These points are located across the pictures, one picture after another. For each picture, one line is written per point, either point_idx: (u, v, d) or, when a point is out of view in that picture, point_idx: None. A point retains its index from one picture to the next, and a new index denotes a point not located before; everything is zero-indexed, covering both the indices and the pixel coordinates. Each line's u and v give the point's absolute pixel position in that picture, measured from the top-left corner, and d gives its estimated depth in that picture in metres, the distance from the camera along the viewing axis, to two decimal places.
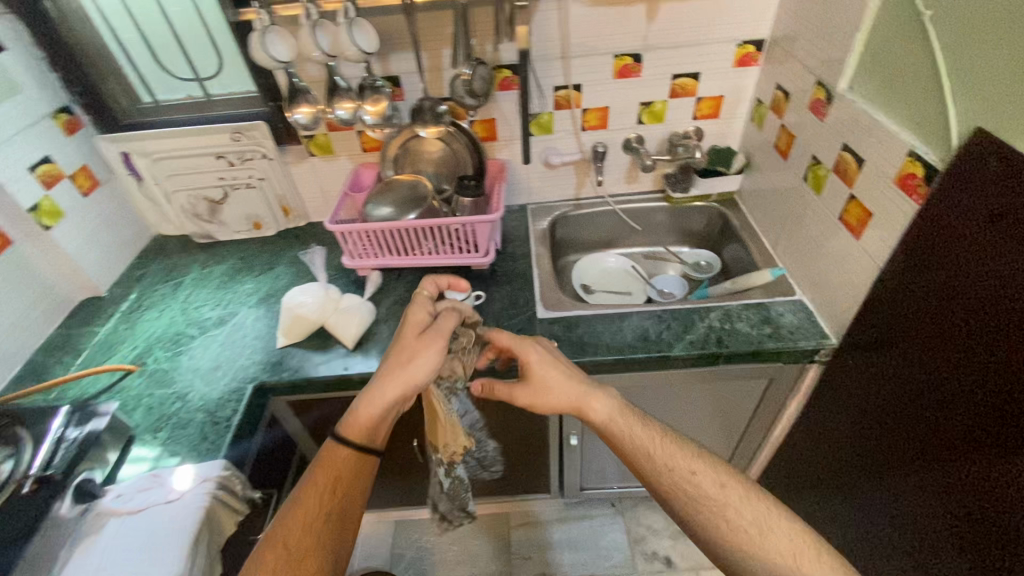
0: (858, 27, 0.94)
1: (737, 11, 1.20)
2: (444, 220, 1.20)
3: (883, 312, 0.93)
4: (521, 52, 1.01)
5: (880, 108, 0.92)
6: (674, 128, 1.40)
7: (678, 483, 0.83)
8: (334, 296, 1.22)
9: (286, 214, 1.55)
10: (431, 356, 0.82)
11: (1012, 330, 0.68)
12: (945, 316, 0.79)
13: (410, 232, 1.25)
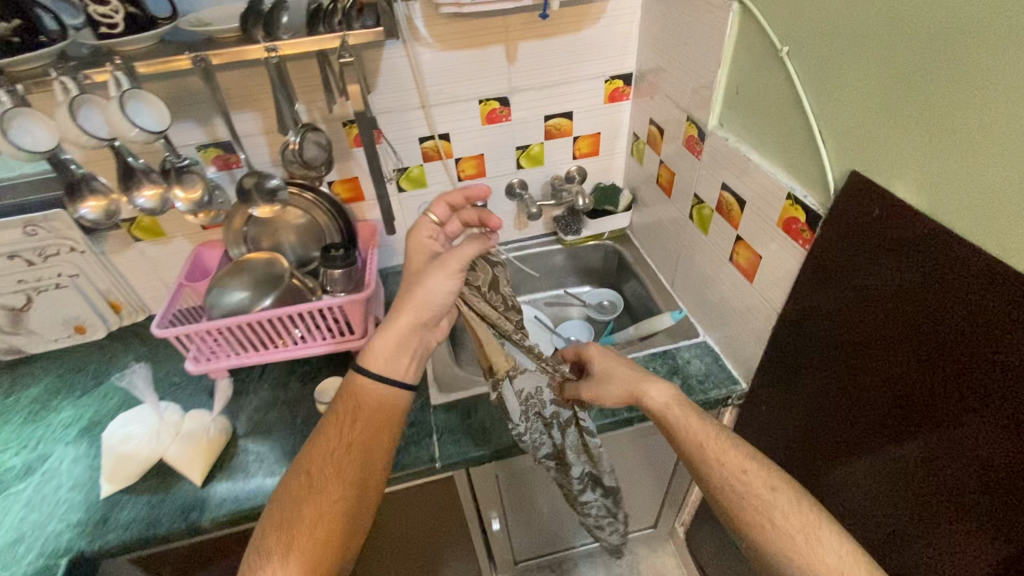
0: (716, 64, 0.89)
1: (600, 47, 1.14)
2: (308, 306, 1.01)
3: (785, 358, 0.88)
4: (363, 112, 0.87)
5: (752, 147, 0.87)
6: (556, 169, 1.33)
7: (727, 481, 0.75)
8: (173, 420, 0.98)
9: (117, 312, 1.27)
10: (437, 281, 0.81)
11: (918, 353, 0.63)
12: (846, 349, 0.74)
13: (268, 325, 1.04)
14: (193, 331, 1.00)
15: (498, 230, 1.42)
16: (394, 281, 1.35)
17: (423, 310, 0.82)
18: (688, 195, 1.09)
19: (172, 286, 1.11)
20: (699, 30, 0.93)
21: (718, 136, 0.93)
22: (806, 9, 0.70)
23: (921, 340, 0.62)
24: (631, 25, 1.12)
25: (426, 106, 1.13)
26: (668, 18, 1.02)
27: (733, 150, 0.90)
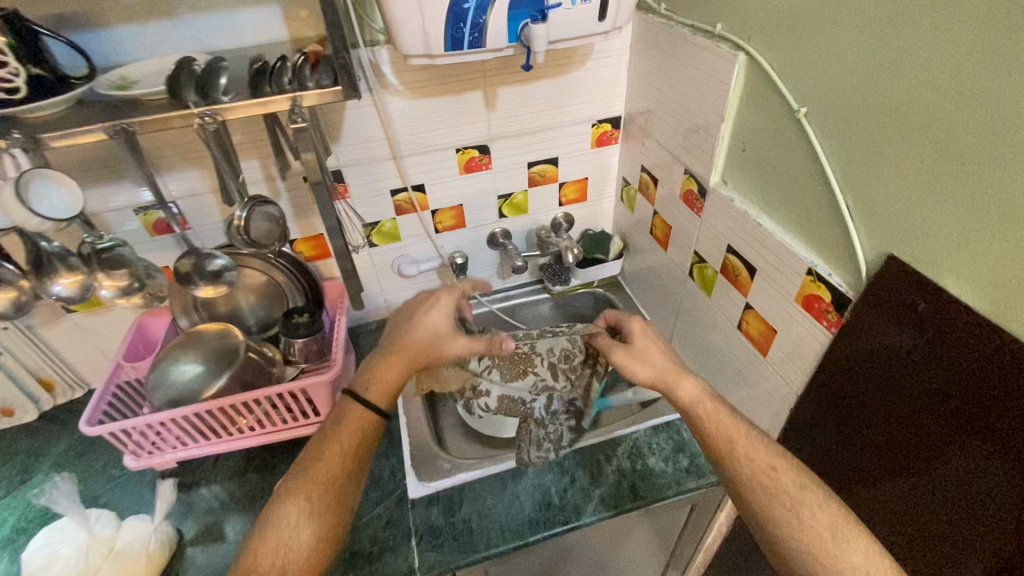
0: (719, 117, 0.81)
1: (586, 90, 1.05)
2: (265, 390, 0.89)
3: (817, 459, 0.76)
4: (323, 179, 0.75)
5: (761, 210, 0.78)
6: (542, 216, 1.23)
7: (755, 475, 0.67)
8: (104, 536, 0.83)
9: (48, 392, 1.11)
10: (434, 317, 0.83)
11: (991, 457, 0.52)
12: (895, 451, 0.63)
13: (221, 412, 0.92)
14: (132, 425, 0.87)
15: (479, 281, 1.30)
16: (366, 342, 1.23)
17: (420, 351, 0.81)
18: (688, 250, 1.00)
19: (108, 366, 0.97)
20: (696, 79, 0.85)
21: (721, 194, 0.85)
22: (826, 69, 0.62)
23: (985, 416, 0.52)
24: (619, 67, 1.04)
25: (397, 157, 1.02)
26: (660, 63, 0.94)
27: (741, 212, 0.81)
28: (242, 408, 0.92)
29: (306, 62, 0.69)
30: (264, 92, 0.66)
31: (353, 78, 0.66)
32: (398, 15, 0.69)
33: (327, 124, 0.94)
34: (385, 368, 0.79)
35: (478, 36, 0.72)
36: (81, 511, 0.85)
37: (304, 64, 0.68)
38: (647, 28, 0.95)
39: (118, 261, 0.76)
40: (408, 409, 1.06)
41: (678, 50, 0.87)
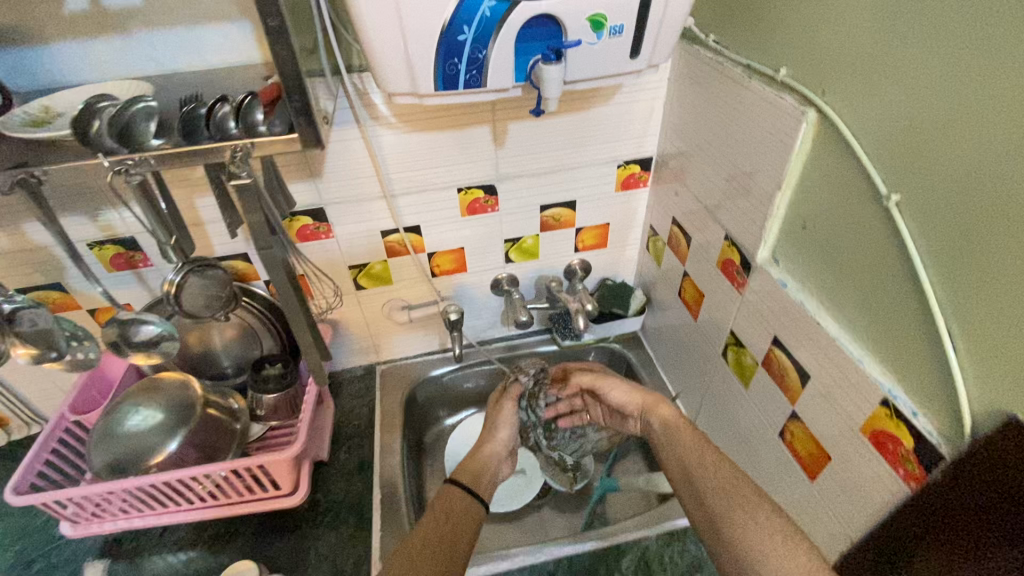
0: (774, 184, 0.65)
1: (613, 128, 0.90)
2: (213, 468, 0.77)
3: None
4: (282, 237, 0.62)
5: (822, 306, 0.62)
6: (554, 262, 1.08)
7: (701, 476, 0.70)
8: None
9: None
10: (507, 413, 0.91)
11: None
12: None
13: (167, 486, 0.80)
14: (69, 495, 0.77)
15: (480, 328, 1.16)
16: (350, 392, 1.10)
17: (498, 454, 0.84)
18: (722, 326, 0.84)
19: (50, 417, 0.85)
20: (748, 132, 0.69)
21: (770, 275, 0.69)
22: (936, 147, 0.46)
23: None
24: (653, 104, 0.89)
25: (389, 196, 0.89)
26: (703, 104, 0.78)
27: (795, 303, 0.65)
28: (195, 479, 0.81)
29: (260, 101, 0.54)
30: (199, 139, 0.53)
31: (312, 127, 0.53)
32: (376, 47, 0.55)
33: (307, 158, 0.81)
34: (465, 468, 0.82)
35: (475, 74, 0.58)
36: None
37: (253, 104, 0.54)
38: (690, 62, 0.79)
39: (38, 323, 0.66)
40: (386, 481, 0.93)
41: (728, 94, 0.72)
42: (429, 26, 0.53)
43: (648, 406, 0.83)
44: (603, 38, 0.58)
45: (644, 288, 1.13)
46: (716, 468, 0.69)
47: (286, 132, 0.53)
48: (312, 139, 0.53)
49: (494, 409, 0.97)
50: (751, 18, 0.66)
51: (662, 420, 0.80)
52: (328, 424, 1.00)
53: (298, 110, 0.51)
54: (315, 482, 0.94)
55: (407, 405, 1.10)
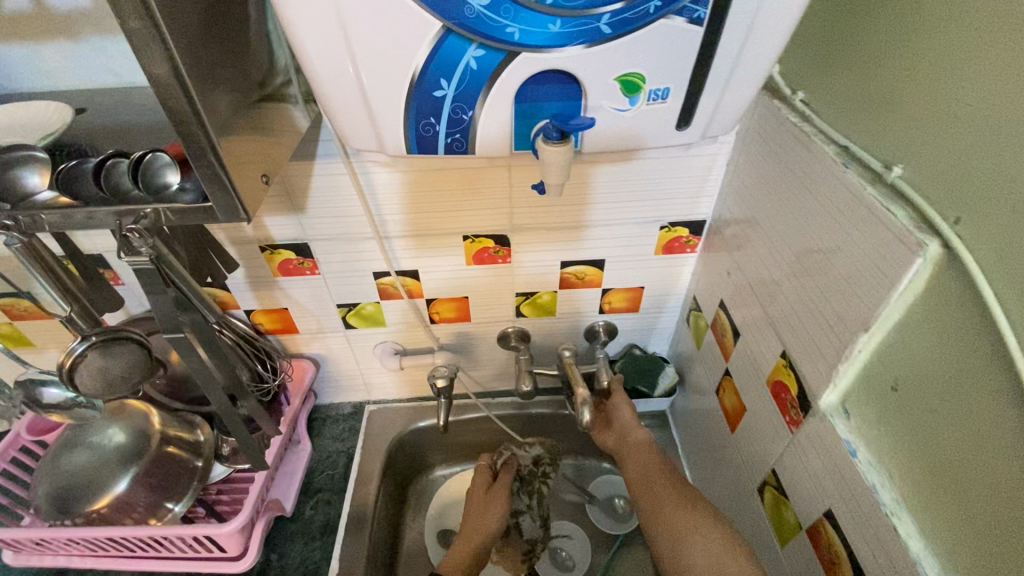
0: (860, 318, 0.47)
1: (661, 185, 0.72)
2: (171, 530, 0.72)
3: None
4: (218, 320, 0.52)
5: (903, 501, 0.45)
6: (574, 322, 0.92)
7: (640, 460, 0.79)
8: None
9: None
10: (497, 504, 0.88)
11: None
12: None
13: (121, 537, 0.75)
14: (10, 536, 0.74)
15: (484, 378, 1.03)
16: (332, 432, 1.01)
17: (478, 530, 0.85)
18: (763, 453, 0.67)
19: (6, 436, 0.84)
20: (834, 234, 0.50)
21: (834, 431, 0.51)
22: None
23: None
24: (714, 160, 0.70)
25: (383, 237, 0.76)
26: (777, 178, 0.60)
27: (865, 485, 0.47)
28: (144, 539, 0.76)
29: (154, 151, 0.44)
30: (86, 197, 0.43)
31: (228, 195, 0.41)
32: (328, 97, 0.43)
33: (288, 190, 0.69)
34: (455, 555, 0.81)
35: (459, 138, 0.45)
36: None
37: (160, 160, 0.43)
38: (768, 120, 0.60)
39: None
40: (345, 552, 0.84)
41: (812, 176, 0.53)
42: (392, 79, 0.41)
43: (625, 429, 0.83)
44: (637, 104, 0.44)
45: (679, 363, 0.95)
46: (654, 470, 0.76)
47: (200, 200, 0.42)
48: (231, 210, 0.42)
49: (478, 505, 0.89)
50: (859, 84, 0.48)
51: (634, 444, 0.81)
52: (300, 469, 0.91)
53: (208, 176, 0.41)
54: (273, 538, 0.86)
55: (392, 455, 0.99)
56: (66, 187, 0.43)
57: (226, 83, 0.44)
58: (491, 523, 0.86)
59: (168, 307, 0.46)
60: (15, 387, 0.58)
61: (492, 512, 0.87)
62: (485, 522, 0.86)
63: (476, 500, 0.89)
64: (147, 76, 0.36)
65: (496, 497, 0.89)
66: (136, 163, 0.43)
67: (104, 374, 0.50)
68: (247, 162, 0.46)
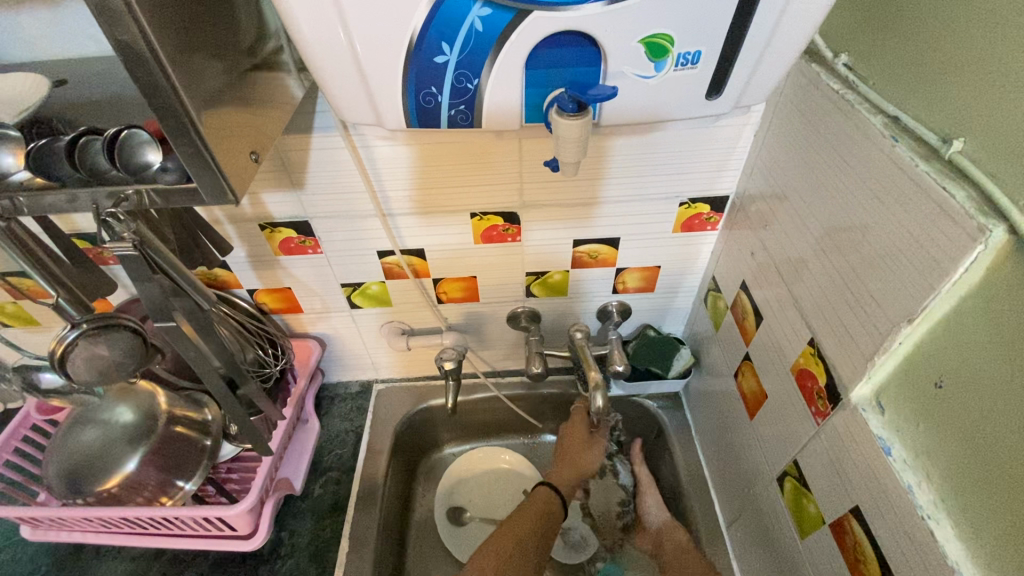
0: (904, 308, 0.43)
1: (683, 158, 0.68)
2: (182, 511, 0.72)
3: None
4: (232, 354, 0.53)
5: (941, 504, 0.42)
6: (587, 301, 0.89)
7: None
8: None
9: None
10: (596, 450, 0.90)
11: None
12: None
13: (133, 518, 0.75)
14: (27, 513, 0.74)
15: (494, 358, 1.00)
16: (340, 411, 0.99)
17: (577, 469, 0.87)
18: (785, 443, 0.64)
19: (17, 414, 0.84)
20: (876, 214, 0.46)
21: (866, 426, 0.48)
22: None
23: None
24: (742, 131, 0.65)
25: (386, 215, 0.73)
26: (812, 152, 0.55)
27: (899, 485, 0.44)
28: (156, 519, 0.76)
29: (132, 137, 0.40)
30: (61, 178, 0.39)
31: (214, 176, 0.39)
32: (318, 66, 0.39)
33: (286, 165, 0.66)
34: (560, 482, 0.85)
35: (463, 110, 0.41)
36: None
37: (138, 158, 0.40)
38: (806, 87, 0.55)
39: None
40: (354, 533, 0.83)
41: (854, 150, 0.48)
42: (388, 42, 0.37)
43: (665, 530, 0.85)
44: (664, 70, 0.40)
45: (695, 344, 0.92)
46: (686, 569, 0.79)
47: (183, 180, 0.39)
48: (218, 192, 0.39)
49: (580, 443, 0.90)
50: (918, 44, 0.43)
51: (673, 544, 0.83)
52: (309, 447, 0.90)
53: (189, 154, 0.37)
54: (283, 517, 0.86)
55: (401, 436, 0.98)
56: (37, 164, 0.39)
57: (208, 52, 0.40)
58: (591, 463, 0.89)
59: (158, 295, 0.43)
60: (14, 373, 0.59)
61: (593, 455, 0.89)
62: (584, 461, 0.89)
63: (576, 434, 0.91)
64: (110, 41, 0.32)
65: (599, 438, 0.90)
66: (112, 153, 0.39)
67: (98, 363, 0.48)
68: (233, 139, 0.42)
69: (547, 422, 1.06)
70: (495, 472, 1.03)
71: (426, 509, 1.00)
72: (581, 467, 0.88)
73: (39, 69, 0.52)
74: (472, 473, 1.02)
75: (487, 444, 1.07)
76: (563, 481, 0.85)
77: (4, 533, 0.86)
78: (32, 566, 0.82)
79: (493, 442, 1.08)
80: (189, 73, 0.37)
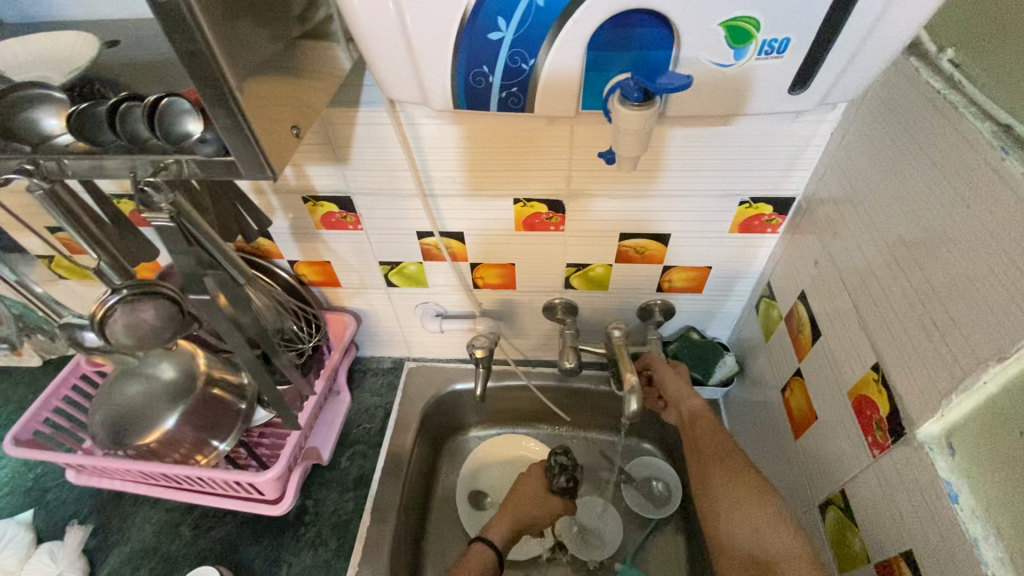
0: (995, 346, 0.38)
1: (746, 154, 0.62)
2: (211, 473, 0.73)
3: None
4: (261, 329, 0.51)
5: (1010, 564, 0.37)
6: (629, 297, 0.85)
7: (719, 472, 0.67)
8: (6, 568, 0.77)
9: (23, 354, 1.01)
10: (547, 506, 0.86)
11: None
12: None
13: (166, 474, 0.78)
14: (72, 459, 0.77)
15: (526, 347, 0.99)
16: (371, 385, 1.00)
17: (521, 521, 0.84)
18: (832, 468, 0.59)
19: (69, 363, 0.87)
20: (968, 234, 0.41)
21: (932, 468, 0.44)
22: None
23: None
24: (817, 127, 0.59)
25: (428, 194, 0.71)
26: (897, 157, 0.49)
27: (964, 537, 0.40)
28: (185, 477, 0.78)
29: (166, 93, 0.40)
30: (105, 145, 0.39)
31: (252, 150, 0.37)
32: (367, 41, 0.37)
33: (330, 139, 0.64)
34: (499, 527, 0.82)
35: (515, 92, 0.38)
36: None
37: (179, 105, 0.39)
38: (897, 84, 0.49)
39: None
40: (377, 507, 0.84)
41: (952, 160, 0.43)
42: (439, 14, 0.34)
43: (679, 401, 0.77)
44: (744, 58, 0.35)
45: (740, 351, 0.87)
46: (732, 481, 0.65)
47: (221, 152, 0.38)
48: (257, 166, 0.38)
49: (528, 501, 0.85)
50: None
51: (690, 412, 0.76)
52: (339, 419, 0.91)
53: (229, 127, 0.36)
54: (309, 485, 0.88)
55: (429, 416, 0.98)
56: (77, 131, 0.39)
57: (254, 17, 0.38)
58: (536, 518, 0.85)
59: (193, 266, 0.43)
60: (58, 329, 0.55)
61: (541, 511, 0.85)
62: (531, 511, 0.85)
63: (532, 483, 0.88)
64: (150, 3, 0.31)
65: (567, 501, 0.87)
66: (151, 106, 0.39)
67: (137, 328, 0.48)
68: (277, 113, 0.41)
69: (576, 415, 1.03)
70: (518, 460, 1.02)
71: (448, 490, 1.00)
72: (524, 516, 0.84)
73: (95, 28, 0.52)
74: (498, 460, 1.02)
75: (513, 430, 1.06)
76: (499, 534, 0.82)
77: (52, 474, 0.90)
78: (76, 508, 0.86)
79: (519, 430, 1.07)
80: (233, 39, 0.35)
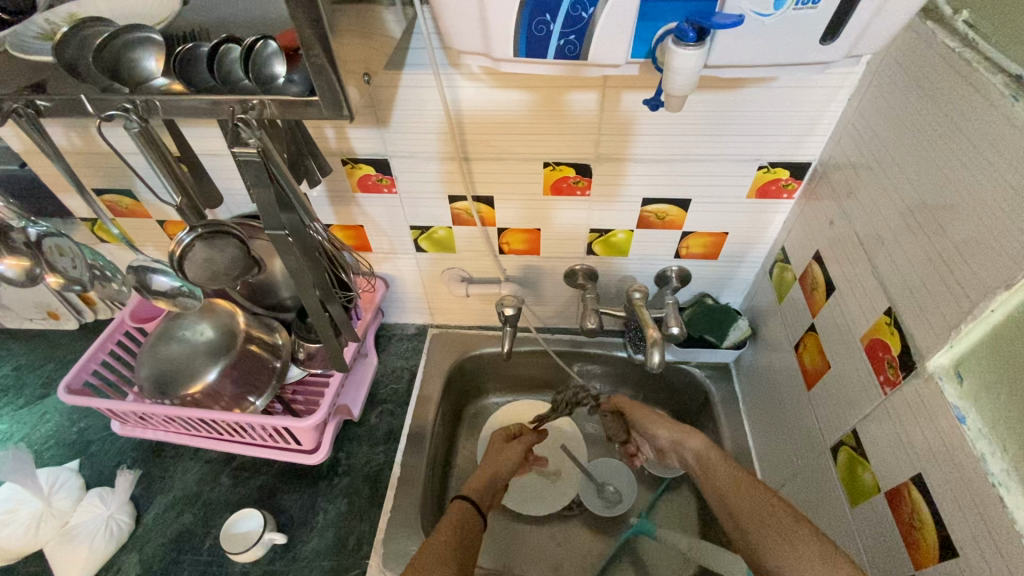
0: (1002, 274, 0.42)
1: (766, 119, 0.66)
2: (252, 417, 0.77)
3: None
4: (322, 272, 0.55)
5: (1014, 473, 0.41)
6: (649, 264, 0.89)
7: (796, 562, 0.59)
8: (61, 509, 0.82)
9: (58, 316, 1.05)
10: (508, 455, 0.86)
11: None
12: None
13: (207, 423, 0.81)
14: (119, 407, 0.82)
15: (546, 314, 1.03)
16: (396, 349, 1.04)
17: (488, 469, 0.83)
18: (844, 412, 0.64)
19: (113, 320, 0.91)
20: (979, 177, 0.45)
21: (941, 394, 0.48)
22: None
23: None
24: (836, 93, 0.63)
25: (462, 158, 0.75)
26: (914, 116, 0.53)
27: (971, 453, 0.44)
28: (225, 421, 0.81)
29: (260, 36, 0.45)
30: (199, 86, 0.44)
31: (333, 89, 0.40)
32: None
33: (374, 101, 0.68)
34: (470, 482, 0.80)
35: (573, 40, 0.43)
36: (34, 474, 0.82)
37: (269, 48, 0.44)
38: (916, 47, 0.53)
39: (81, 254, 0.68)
40: (408, 459, 0.88)
41: (966, 111, 0.47)
42: None
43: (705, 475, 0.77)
44: (783, 8, 0.40)
45: (752, 317, 0.92)
46: (743, 494, 0.69)
47: (305, 93, 0.41)
48: (337, 106, 0.41)
49: (494, 449, 0.87)
50: None
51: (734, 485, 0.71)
52: (367, 379, 0.95)
53: (316, 67, 0.39)
54: (342, 440, 0.92)
55: (452, 380, 1.03)
56: (178, 71, 0.43)
57: None
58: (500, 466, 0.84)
59: (270, 202, 0.46)
60: (132, 271, 0.63)
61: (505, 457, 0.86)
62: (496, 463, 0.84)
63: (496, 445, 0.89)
64: None
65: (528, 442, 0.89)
66: (249, 49, 0.43)
67: (210, 265, 0.53)
68: (351, 63, 0.44)
69: (592, 381, 1.08)
70: None
71: (470, 450, 1.04)
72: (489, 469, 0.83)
73: None
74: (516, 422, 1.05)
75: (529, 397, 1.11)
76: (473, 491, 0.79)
77: (95, 428, 0.94)
78: (120, 458, 0.90)
79: (536, 396, 1.11)
80: None
